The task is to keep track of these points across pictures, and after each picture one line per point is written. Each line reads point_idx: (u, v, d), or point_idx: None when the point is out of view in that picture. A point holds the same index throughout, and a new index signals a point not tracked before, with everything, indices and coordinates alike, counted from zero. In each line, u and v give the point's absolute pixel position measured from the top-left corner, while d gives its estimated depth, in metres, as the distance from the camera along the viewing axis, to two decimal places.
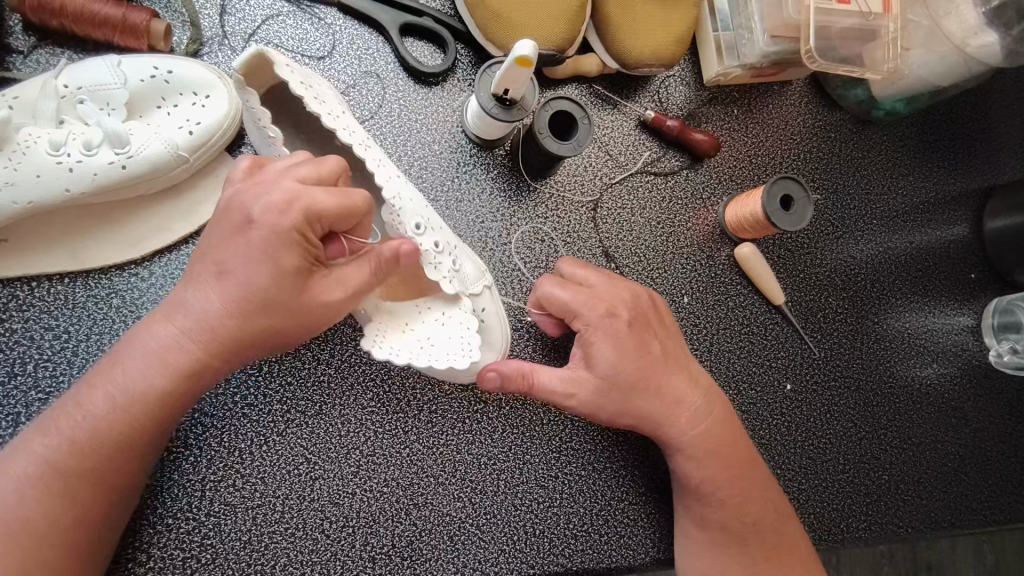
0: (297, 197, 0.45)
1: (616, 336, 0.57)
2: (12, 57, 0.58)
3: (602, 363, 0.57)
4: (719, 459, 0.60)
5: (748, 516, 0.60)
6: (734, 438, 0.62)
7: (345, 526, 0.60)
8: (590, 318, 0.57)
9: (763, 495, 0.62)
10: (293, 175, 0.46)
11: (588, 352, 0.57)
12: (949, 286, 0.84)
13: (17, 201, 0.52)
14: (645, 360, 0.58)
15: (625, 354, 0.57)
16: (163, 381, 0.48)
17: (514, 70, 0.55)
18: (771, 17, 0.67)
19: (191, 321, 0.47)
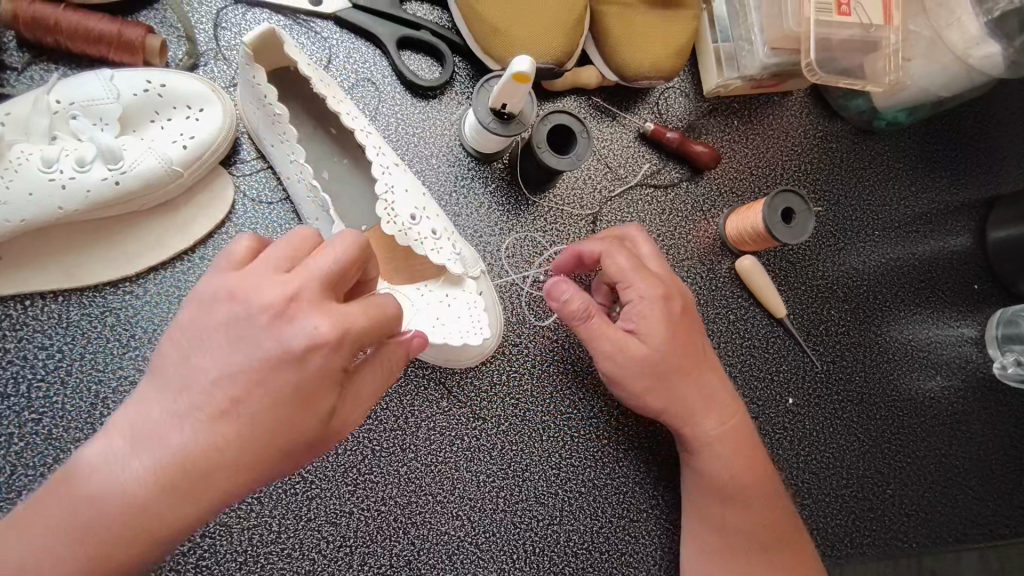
0: (342, 324, 0.39)
1: (670, 318, 0.56)
2: (6, 74, 0.58)
3: (648, 338, 0.56)
4: (741, 456, 0.60)
5: (761, 524, 0.59)
6: (754, 437, 0.62)
7: (343, 546, 0.59)
8: (646, 292, 0.56)
9: (775, 496, 0.61)
10: (325, 289, 0.40)
11: (634, 326, 0.56)
12: (952, 297, 0.83)
13: (10, 218, 0.51)
14: (688, 347, 0.58)
15: (675, 335, 0.57)
16: (141, 539, 0.38)
17: (514, 85, 0.54)
18: (770, 29, 0.67)
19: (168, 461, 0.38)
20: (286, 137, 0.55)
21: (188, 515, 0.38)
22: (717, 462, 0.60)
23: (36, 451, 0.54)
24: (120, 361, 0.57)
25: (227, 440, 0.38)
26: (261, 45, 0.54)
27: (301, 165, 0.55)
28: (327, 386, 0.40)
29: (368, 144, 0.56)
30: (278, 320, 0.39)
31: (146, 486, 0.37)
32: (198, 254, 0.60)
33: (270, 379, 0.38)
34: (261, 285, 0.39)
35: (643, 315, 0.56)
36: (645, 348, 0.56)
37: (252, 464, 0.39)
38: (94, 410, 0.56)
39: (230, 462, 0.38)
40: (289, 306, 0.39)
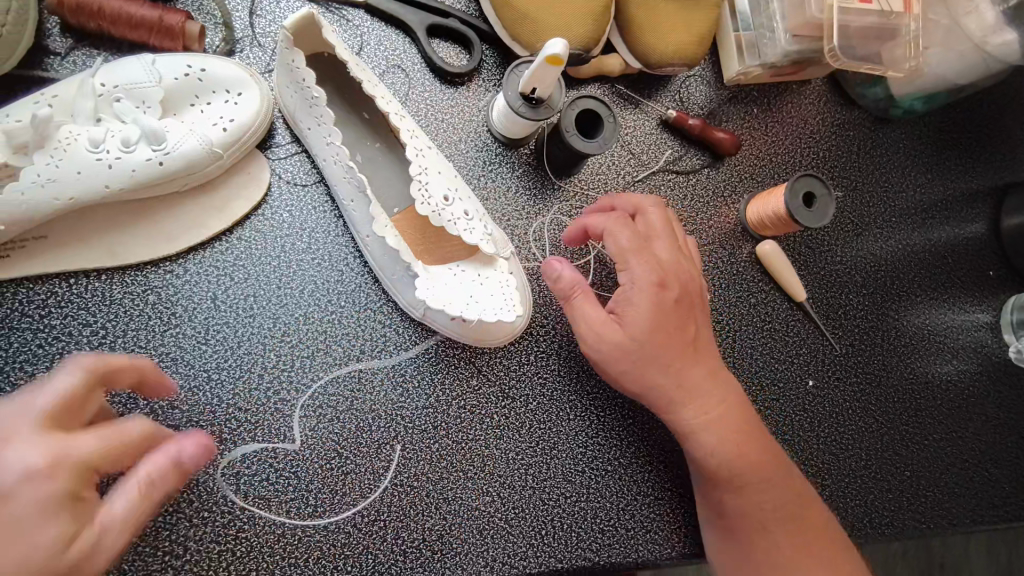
0: (66, 445, 0.39)
1: (657, 305, 0.58)
2: (50, 58, 0.59)
3: (633, 320, 0.58)
4: (732, 442, 0.59)
5: (770, 509, 0.58)
6: (752, 426, 0.61)
7: (377, 520, 0.60)
8: (641, 278, 0.59)
9: (781, 487, 0.59)
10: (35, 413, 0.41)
11: (624, 310, 0.59)
12: (969, 283, 0.85)
13: (59, 196, 0.52)
14: (673, 335, 0.59)
15: (661, 324, 0.58)
16: None
17: (546, 68, 0.56)
18: (793, 16, 0.68)
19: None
20: (323, 118, 0.57)
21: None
22: (703, 449, 0.59)
23: None
24: (161, 338, 0.59)
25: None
26: (301, 32, 0.57)
27: (338, 149, 0.57)
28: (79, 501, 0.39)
29: (402, 126, 0.58)
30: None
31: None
32: (236, 235, 0.62)
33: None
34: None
35: (628, 301, 0.59)
36: (625, 333, 0.58)
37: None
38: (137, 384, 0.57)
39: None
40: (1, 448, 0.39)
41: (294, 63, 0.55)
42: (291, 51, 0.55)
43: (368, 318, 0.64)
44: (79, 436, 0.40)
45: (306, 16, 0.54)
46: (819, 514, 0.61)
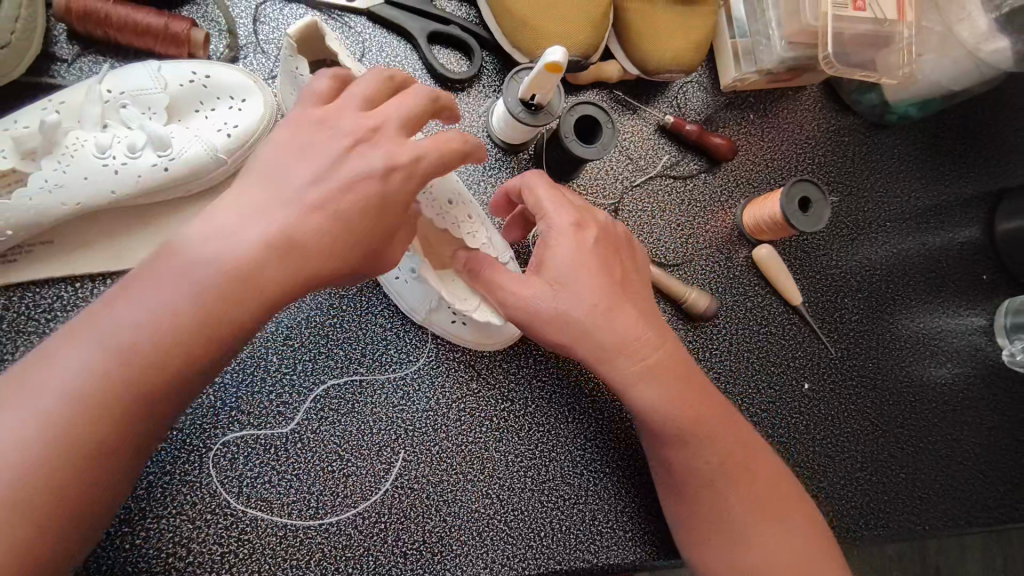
0: (412, 152, 0.46)
1: (580, 248, 0.56)
2: (56, 65, 0.60)
3: (556, 265, 0.55)
4: (672, 393, 0.56)
5: (716, 461, 0.56)
6: (686, 368, 0.58)
7: (378, 522, 0.61)
8: (558, 222, 0.57)
9: (726, 434, 0.58)
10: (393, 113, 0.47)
11: (543, 258, 0.56)
12: (962, 287, 0.86)
13: (66, 202, 0.53)
14: (600, 277, 0.55)
15: (584, 267, 0.55)
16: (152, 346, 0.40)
17: (545, 75, 0.57)
18: (789, 24, 0.69)
19: (154, 327, 0.40)
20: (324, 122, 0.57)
21: (158, 389, 0.40)
22: (644, 402, 0.56)
23: None
24: None
25: (213, 305, 0.41)
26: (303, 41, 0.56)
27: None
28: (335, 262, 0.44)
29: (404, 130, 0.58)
30: (359, 143, 0.46)
31: (117, 369, 0.39)
32: None
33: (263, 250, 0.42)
34: (349, 117, 0.47)
35: (549, 245, 0.56)
36: (549, 281, 0.55)
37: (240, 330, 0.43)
38: None
39: (234, 321, 0.42)
40: (378, 134, 0.46)
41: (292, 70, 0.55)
42: (294, 59, 0.54)
43: (369, 322, 0.65)
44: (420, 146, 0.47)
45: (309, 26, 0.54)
46: (769, 466, 0.59)
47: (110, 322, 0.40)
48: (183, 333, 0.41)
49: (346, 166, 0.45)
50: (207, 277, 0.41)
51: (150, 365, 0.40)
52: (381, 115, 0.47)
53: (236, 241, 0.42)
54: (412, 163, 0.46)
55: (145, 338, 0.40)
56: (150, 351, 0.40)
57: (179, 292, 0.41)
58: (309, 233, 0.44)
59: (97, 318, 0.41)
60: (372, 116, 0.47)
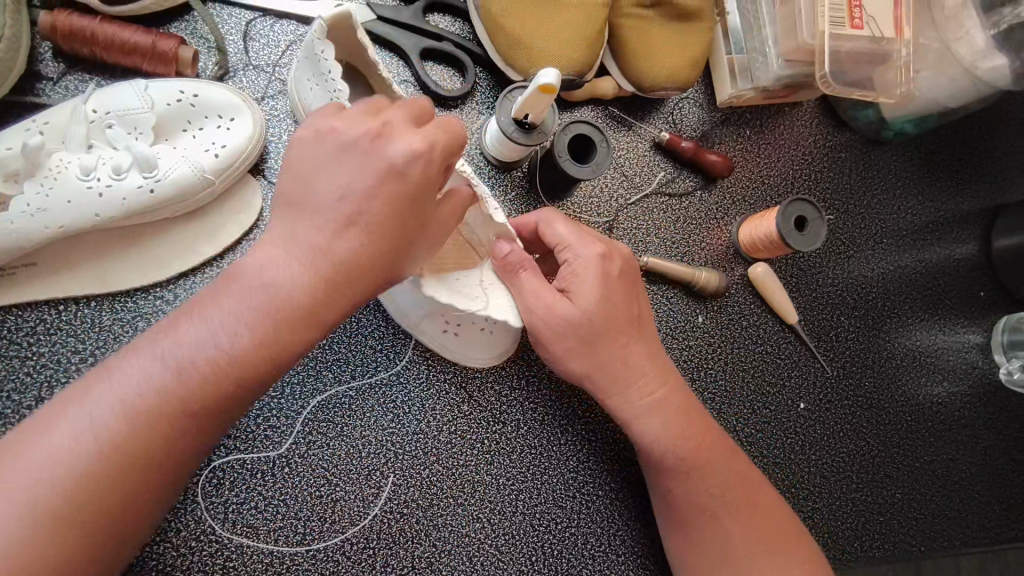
0: (429, 136, 0.45)
1: (603, 279, 0.56)
2: (41, 84, 0.59)
3: (583, 296, 0.55)
4: (677, 425, 0.58)
5: (715, 493, 0.57)
6: (692, 405, 0.60)
7: (366, 548, 0.60)
8: (584, 251, 0.56)
9: (726, 466, 0.59)
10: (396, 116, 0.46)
11: (569, 288, 0.56)
12: (959, 304, 0.85)
13: (49, 225, 0.52)
14: (616, 312, 0.56)
15: (607, 300, 0.55)
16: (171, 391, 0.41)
17: (537, 96, 0.56)
18: (785, 42, 0.68)
19: (150, 385, 0.41)
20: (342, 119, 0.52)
21: (179, 428, 0.42)
22: (649, 433, 0.57)
23: None
24: None
25: (238, 351, 0.43)
26: (332, 31, 0.52)
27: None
28: (333, 306, 0.45)
29: None
30: (379, 141, 0.45)
31: (115, 425, 0.40)
32: (227, 260, 0.61)
33: (258, 302, 0.43)
34: (358, 121, 0.45)
35: (574, 275, 0.56)
36: (575, 308, 0.55)
37: (237, 382, 0.43)
38: None
39: (229, 373, 0.42)
40: (389, 131, 0.45)
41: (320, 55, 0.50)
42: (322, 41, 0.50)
43: (360, 343, 0.64)
44: (434, 132, 0.45)
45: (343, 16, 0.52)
46: (768, 498, 0.60)
47: (107, 383, 0.42)
48: (179, 388, 0.42)
49: (370, 163, 0.44)
50: (202, 334, 0.43)
51: (145, 420, 0.41)
52: (388, 116, 0.46)
53: (230, 299, 0.44)
54: (430, 149, 0.45)
55: (140, 395, 0.41)
56: (145, 406, 0.41)
57: (173, 351, 0.42)
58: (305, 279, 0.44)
59: (95, 383, 0.42)
60: (381, 118, 0.46)
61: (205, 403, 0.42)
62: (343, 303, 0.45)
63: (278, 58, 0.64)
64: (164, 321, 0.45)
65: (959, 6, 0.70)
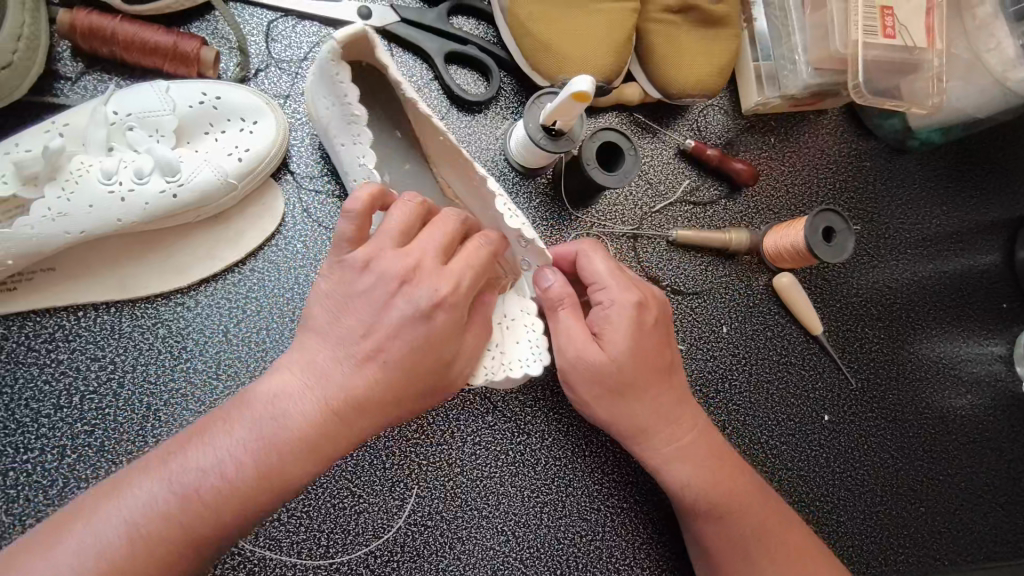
0: (456, 278, 0.46)
1: (637, 329, 0.55)
2: (60, 83, 0.57)
3: (613, 344, 0.54)
4: (707, 472, 0.57)
5: (748, 538, 0.56)
6: (720, 446, 0.60)
7: (391, 561, 0.59)
8: (620, 300, 0.55)
9: (760, 506, 0.58)
10: (431, 248, 0.46)
11: (601, 333, 0.55)
12: (983, 316, 0.84)
13: (70, 230, 0.51)
14: (650, 360, 0.56)
15: (639, 350, 0.54)
16: (183, 509, 0.40)
17: (570, 103, 0.54)
18: (816, 49, 0.67)
19: (149, 514, 0.39)
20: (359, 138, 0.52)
21: (187, 550, 0.40)
22: (679, 481, 0.57)
23: (88, 463, 0.54)
24: (171, 374, 0.57)
25: (254, 472, 0.41)
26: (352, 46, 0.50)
27: (371, 170, 0.52)
28: (344, 432, 0.44)
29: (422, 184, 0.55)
30: (406, 283, 0.45)
31: (121, 545, 0.39)
32: (248, 266, 0.59)
33: (270, 428, 0.42)
34: (391, 257, 0.46)
35: (608, 322, 0.55)
36: (605, 356, 0.54)
37: (235, 514, 0.41)
38: (147, 422, 0.56)
39: (243, 494, 0.41)
40: (421, 271, 0.46)
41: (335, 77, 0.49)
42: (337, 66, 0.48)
43: None
44: (461, 274, 0.47)
45: (360, 35, 0.48)
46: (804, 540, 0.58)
47: (107, 505, 0.40)
48: (178, 518, 0.40)
49: (395, 307, 0.45)
50: (216, 454, 0.41)
51: (153, 540, 0.39)
52: (420, 249, 0.46)
53: (243, 423, 0.42)
54: (456, 290, 0.46)
55: (140, 523, 0.39)
56: (140, 535, 0.39)
57: (180, 475, 0.41)
58: (320, 403, 0.43)
59: (92, 505, 0.40)
60: (412, 252, 0.46)
61: (200, 536, 0.40)
62: (356, 430, 0.44)
63: (301, 60, 0.63)
64: (172, 440, 0.43)
65: (991, 16, 0.69)
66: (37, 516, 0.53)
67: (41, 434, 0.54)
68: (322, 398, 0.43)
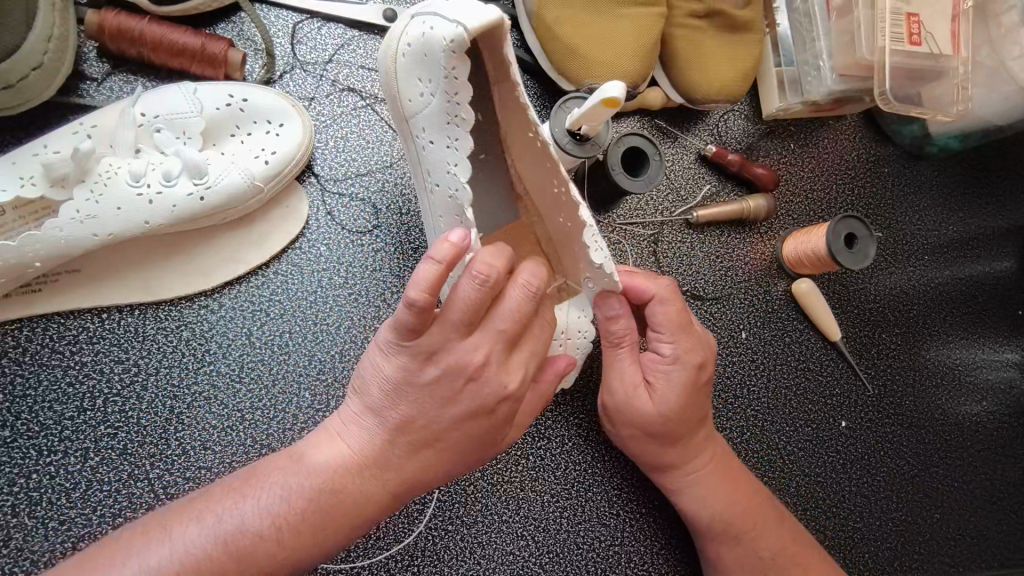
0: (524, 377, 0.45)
1: (690, 388, 0.55)
2: (86, 84, 0.57)
3: (661, 400, 0.54)
4: (724, 493, 0.58)
5: (762, 556, 0.58)
6: (737, 467, 0.61)
7: (411, 565, 0.60)
8: (678, 359, 0.55)
9: (776, 530, 0.59)
10: (504, 343, 0.44)
11: (651, 383, 0.55)
12: (998, 323, 0.84)
13: (99, 232, 0.51)
14: (694, 412, 0.56)
15: (686, 408, 0.55)
16: (229, 553, 0.41)
17: (599, 108, 0.54)
18: (840, 55, 0.67)
19: (189, 560, 0.40)
20: (455, 150, 0.46)
21: None
22: (697, 502, 0.58)
23: (111, 466, 0.54)
24: (195, 377, 0.57)
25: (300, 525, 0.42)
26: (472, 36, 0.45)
27: (459, 183, 0.45)
28: (376, 501, 0.45)
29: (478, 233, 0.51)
30: (471, 381, 0.43)
31: None
32: (272, 269, 0.59)
33: (312, 487, 0.44)
34: (463, 349, 0.43)
35: (659, 374, 0.55)
36: (652, 408, 0.54)
37: (266, 570, 0.41)
38: (170, 425, 0.56)
39: (286, 545, 0.42)
40: (487, 368, 0.43)
41: (448, 72, 0.44)
42: (459, 57, 0.44)
43: None
44: (526, 364, 0.45)
45: (490, 23, 0.43)
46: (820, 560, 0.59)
47: (156, 541, 0.41)
48: (216, 565, 0.40)
49: (461, 402, 0.44)
50: (266, 504, 0.43)
51: None
52: (486, 342, 0.43)
53: (288, 480, 0.44)
54: (523, 382, 0.45)
55: (186, 563, 0.40)
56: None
57: (224, 523, 0.42)
58: (358, 469, 0.45)
59: (142, 539, 0.41)
60: (480, 346, 0.43)
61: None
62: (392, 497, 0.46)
63: (325, 62, 0.63)
64: (216, 489, 0.44)
65: (1017, 24, 0.69)
66: (60, 519, 0.52)
67: (65, 437, 0.54)
68: (363, 463, 0.45)
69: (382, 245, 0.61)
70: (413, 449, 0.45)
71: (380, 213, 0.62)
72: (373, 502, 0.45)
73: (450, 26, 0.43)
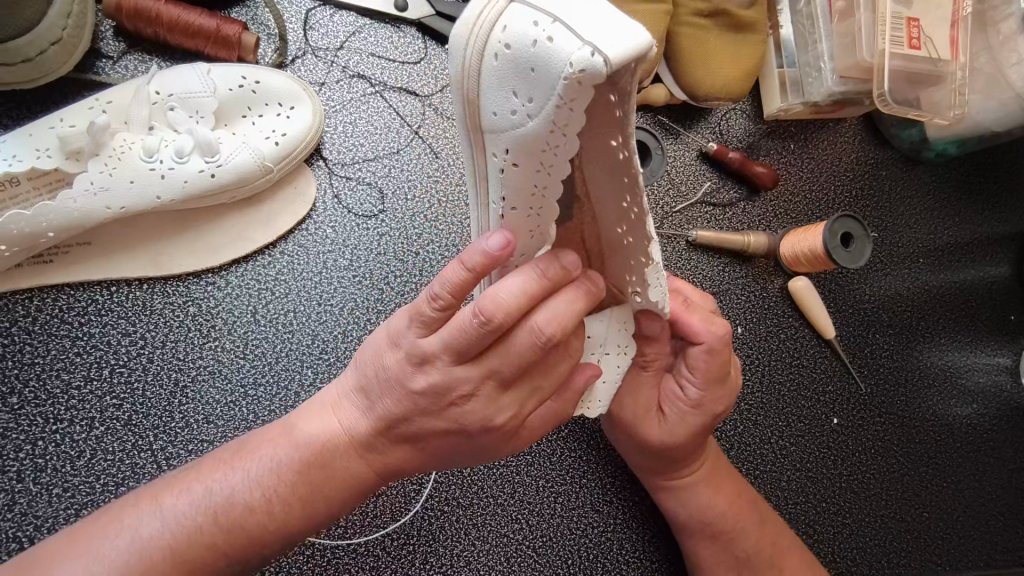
0: (517, 404, 0.44)
1: (699, 431, 0.55)
2: (102, 62, 0.58)
3: (667, 436, 0.55)
4: (712, 499, 0.60)
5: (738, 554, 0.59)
6: (727, 471, 0.62)
7: (407, 543, 0.61)
8: (694, 403, 0.54)
9: (757, 526, 0.60)
10: (499, 378, 0.42)
11: (660, 414, 0.55)
12: (991, 328, 0.85)
13: (111, 206, 0.52)
14: (698, 441, 0.57)
15: (689, 442, 0.56)
16: (218, 523, 0.42)
17: None
18: (841, 59, 0.69)
19: (181, 529, 0.42)
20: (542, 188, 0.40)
21: (216, 561, 0.42)
22: (684, 502, 0.60)
23: (116, 436, 0.55)
24: (200, 352, 0.58)
25: (291, 493, 0.44)
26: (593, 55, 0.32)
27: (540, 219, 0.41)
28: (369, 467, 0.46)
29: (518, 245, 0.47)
30: (459, 404, 0.42)
31: (157, 546, 0.41)
32: (279, 249, 0.60)
33: (302, 460, 0.44)
34: (460, 372, 0.41)
35: (670, 406, 0.55)
36: (658, 438, 0.55)
37: (254, 538, 0.43)
38: (174, 397, 0.57)
39: (277, 512, 0.43)
40: (472, 400, 0.42)
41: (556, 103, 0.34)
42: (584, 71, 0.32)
43: None
44: (520, 398, 0.44)
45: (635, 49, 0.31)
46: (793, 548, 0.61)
47: (151, 506, 0.43)
48: (206, 535, 0.42)
49: (446, 420, 0.43)
50: (257, 475, 0.44)
51: (186, 548, 0.42)
52: (479, 375, 0.41)
53: (277, 449, 0.45)
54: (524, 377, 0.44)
55: (175, 530, 0.42)
56: (175, 544, 0.41)
57: (214, 492, 0.43)
58: (349, 446, 0.45)
59: (136, 503, 0.43)
60: (472, 377, 0.41)
61: (220, 555, 0.43)
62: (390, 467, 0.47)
63: (337, 49, 0.64)
64: (207, 460, 0.46)
65: (1015, 33, 0.70)
66: (64, 485, 0.53)
67: (71, 406, 0.55)
68: (354, 442, 0.45)
69: (388, 230, 0.62)
70: (399, 441, 0.45)
71: (385, 199, 0.63)
72: (360, 475, 0.46)
73: (581, 49, 0.32)
